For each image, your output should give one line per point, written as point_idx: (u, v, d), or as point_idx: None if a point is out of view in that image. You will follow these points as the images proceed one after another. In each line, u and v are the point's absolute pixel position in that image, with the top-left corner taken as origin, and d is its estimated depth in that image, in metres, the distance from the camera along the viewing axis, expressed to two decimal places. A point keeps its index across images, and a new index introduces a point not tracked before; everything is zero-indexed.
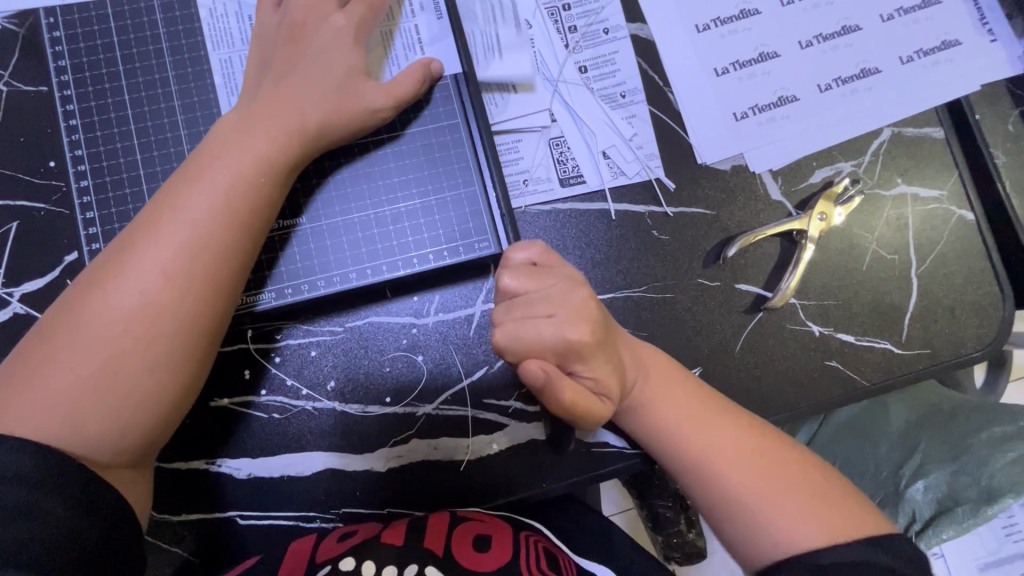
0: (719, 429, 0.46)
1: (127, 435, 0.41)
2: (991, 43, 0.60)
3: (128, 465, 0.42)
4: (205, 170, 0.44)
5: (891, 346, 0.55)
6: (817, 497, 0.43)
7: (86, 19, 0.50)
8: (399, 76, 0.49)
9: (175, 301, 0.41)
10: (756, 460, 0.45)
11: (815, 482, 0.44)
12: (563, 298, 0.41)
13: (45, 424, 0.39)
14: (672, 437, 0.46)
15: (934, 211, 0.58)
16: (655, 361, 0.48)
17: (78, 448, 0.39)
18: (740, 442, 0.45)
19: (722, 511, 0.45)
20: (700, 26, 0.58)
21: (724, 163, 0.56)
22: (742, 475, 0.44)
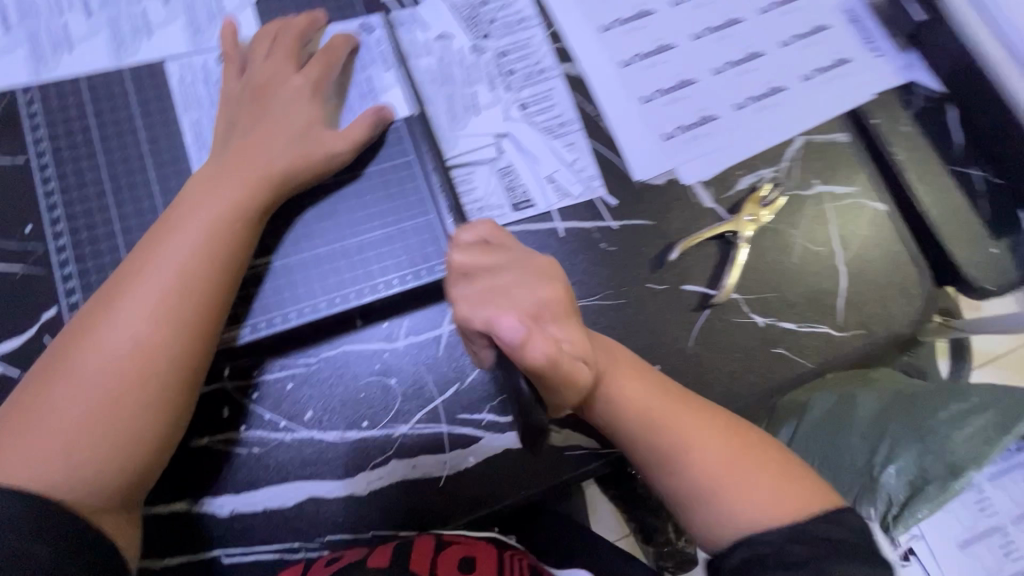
0: (683, 415, 0.49)
1: (120, 476, 0.42)
2: (877, 58, 0.69)
3: (119, 509, 0.43)
4: (185, 217, 0.47)
5: (829, 330, 0.60)
6: (774, 480, 0.46)
7: (61, 93, 0.54)
8: (355, 123, 0.55)
9: (164, 341, 0.44)
10: (724, 439, 0.48)
11: (772, 459, 0.48)
12: (526, 264, 0.44)
13: (39, 470, 0.40)
14: (644, 423, 0.48)
15: (851, 205, 0.64)
16: (618, 354, 0.51)
17: (70, 492, 0.40)
18: (702, 427, 0.48)
19: (696, 497, 0.47)
20: (623, 62, 0.65)
21: (658, 178, 0.62)
22: (712, 457, 0.47)
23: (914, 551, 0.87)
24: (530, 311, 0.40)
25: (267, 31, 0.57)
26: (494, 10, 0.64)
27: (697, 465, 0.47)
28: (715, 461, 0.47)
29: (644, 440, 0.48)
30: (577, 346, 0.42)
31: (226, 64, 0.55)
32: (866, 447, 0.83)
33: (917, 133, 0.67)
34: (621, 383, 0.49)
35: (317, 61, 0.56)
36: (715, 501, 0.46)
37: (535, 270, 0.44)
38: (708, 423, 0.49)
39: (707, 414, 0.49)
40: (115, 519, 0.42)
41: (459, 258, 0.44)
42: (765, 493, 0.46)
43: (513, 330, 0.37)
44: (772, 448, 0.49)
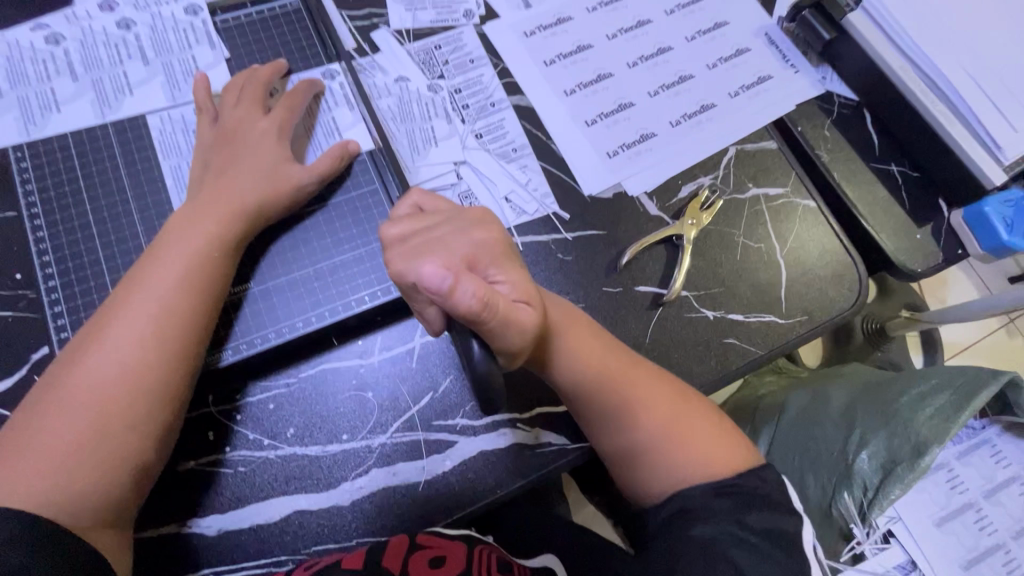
0: (636, 383, 0.53)
1: (110, 493, 0.45)
2: (795, 74, 0.76)
3: (113, 526, 0.46)
4: (167, 250, 0.51)
5: (775, 318, 0.65)
6: (708, 440, 0.53)
7: (49, 150, 0.59)
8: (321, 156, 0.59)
9: (149, 363, 0.47)
10: (666, 402, 0.54)
11: (709, 421, 0.55)
12: (461, 217, 0.44)
13: (35, 492, 0.43)
14: (602, 390, 0.53)
15: (784, 205, 0.70)
16: (576, 320, 0.54)
17: (65, 512, 0.43)
18: (652, 395, 0.54)
19: (642, 457, 0.53)
20: (567, 91, 0.71)
21: (606, 191, 0.68)
22: (655, 417, 0.53)
23: (894, 534, 0.89)
24: (466, 257, 0.41)
25: (235, 80, 0.61)
26: (447, 52, 0.71)
27: (643, 426, 0.53)
28: (658, 422, 0.53)
29: (598, 405, 0.53)
30: (517, 290, 0.42)
31: (200, 112, 0.60)
32: (841, 435, 0.87)
33: (838, 137, 0.75)
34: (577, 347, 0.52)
35: (281, 105, 0.61)
36: (653, 456, 0.53)
37: (465, 224, 0.44)
38: (654, 387, 0.54)
39: (651, 378, 0.55)
40: (108, 536, 0.45)
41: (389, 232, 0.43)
42: (697, 450, 0.52)
43: (439, 279, 0.35)
44: (710, 412, 0.55)
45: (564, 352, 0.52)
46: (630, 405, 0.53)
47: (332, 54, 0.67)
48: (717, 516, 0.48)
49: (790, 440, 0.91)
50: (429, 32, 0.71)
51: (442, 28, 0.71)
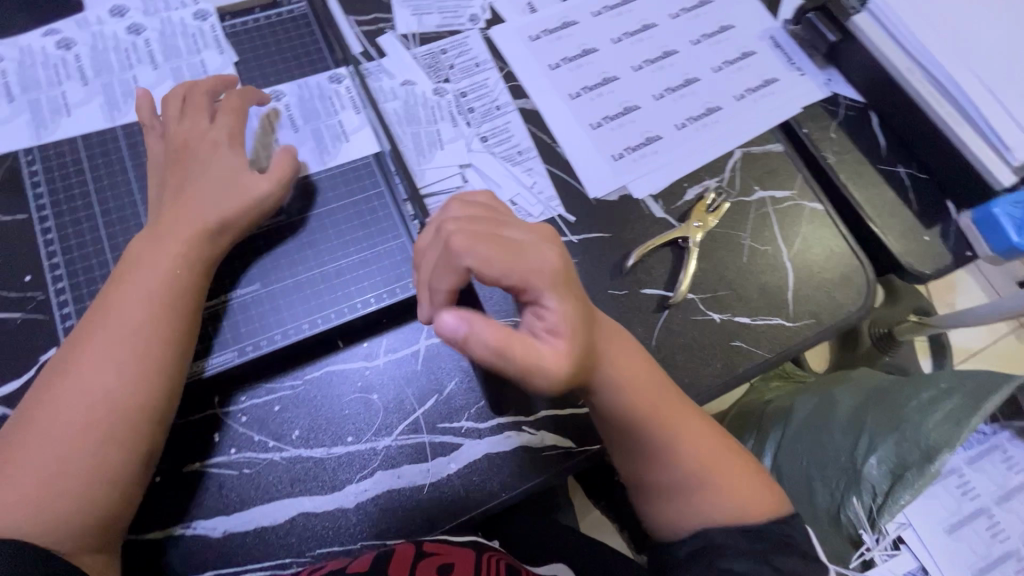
0: (676, 424, 0.52)
1: (89, 518, 0.45)
2: (801, 76, 0.76)
3: (94, 550, 0.46)
4: (135, 273, 0.51)
5: (782, 321, 0.65)
6: (741, 488, 0.53)
7: (60, 153, 0.59)
8: (275, 163, 0.57)
9: (123, 387, 0.47)
10: (700, 434, 0.53)
11: (741, 466, 0.54)
12: (533, 231, 0.45)
13: (12, 520, 0.43)
14: (642, 430, 0.51)
15: (791, 207, 0.70)
16: (626, 356, 0.51)
17: (45, 539, 0.43)
18: (691, 436, 0.53)
19: (671, 494, 0.53)
20: (572, 94, 0.72)
21: (612, 194, 0.68)
22: (687, 450, 0.53)
23: (903, 539, 0.87)
24: (524, 273, 0.41)
25: (176, 92, 0.59)
26: (452, 56, 0.71)
27: (676, 457, 0.52)
28: (691, 455, 0.52)
29: (635, 434, 0.51)
30: (564, 322, 0.42)
31: (147, 127, 0.58)
32: (848, 444, 0.86)
33: (844, 139, 0.74)
34: (623, 376, 0.50)
35: (228, 112, 0.58)
36: (678, 488, 0.53)
37: (532, 237, 0.44)
38: (694, 422, 0.53)
39: (688, 409, 0.54)
40: (92, 559, 0.45)
41: (449, 217, 0.45)
42: (726, 487, 0.52)
43: (453, 323, 0.40)
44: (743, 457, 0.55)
45: (609, 381, 0.49)
46: (668, 442, 0.52)
47: (339, 59, 0.67)
48: (741, 555, 0.48)
49: (796, 447, 0.91)
50: (435, 37, 0.71)
51: (449, 33, 0.72)
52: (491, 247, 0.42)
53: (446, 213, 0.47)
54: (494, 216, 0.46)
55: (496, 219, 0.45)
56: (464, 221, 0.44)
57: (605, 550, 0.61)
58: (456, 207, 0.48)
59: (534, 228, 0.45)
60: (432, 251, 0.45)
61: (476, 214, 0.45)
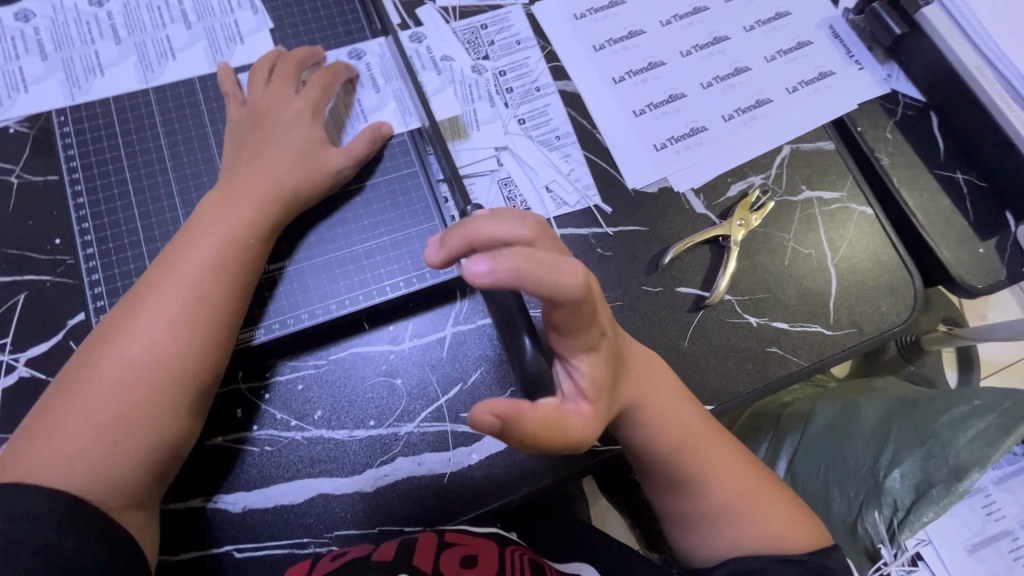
0: (707, 452, 0.52)
1: (141, 474, 0.45)
2: (859, 70, 0.72)
3: (138, 507, 0.45)
4: (201, 235, 0.50)
5: (822, 329, 0.62)
6: (774, 518, 0.52)
7: (92, 115, 0.58)
8: (354, 140, 0.58)
9: (181, 349, 0.47)
10: (730, 462, 0.53)
11: (774, 496, 0.54)
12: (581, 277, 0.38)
13: (66, 470, 0.43)
14: (675, 459, 0.51)
15: (839, 210, 0.67)
16: (660, 384, 0.50)
17: (97, 491, 0.43)
18: (722, 464, 0.52)
19: (703, 524, 0.53)
20: (616, 79, 0.68)
21: (651, 186, 0.65)
22: (717, 479, 0.52)
23: (922, 557, 0.86)
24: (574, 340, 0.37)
25: (263, 62, 0.59)
26: (493, 32, 0.68)
27: (706, 486, 0.52)
28: (721, 484, 0.52)
29: (666, 465, 0.51)
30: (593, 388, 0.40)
31: (225, 92, 0.58)
32: (870, 454, 0.83)
33: (900, 141, 0.70)
34: (655, 408, 0.49)
35: (313, 84, 0.58)
36: (707, 517, 0.52)
37: None
38: (725, 451, 0.53)
39: (716, 436, 0.53)
40: (136, 515, 0.45)
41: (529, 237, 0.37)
42: (754, 513, 0.52)
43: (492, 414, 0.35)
44: (773, 486, 0.54)
45: (641, 414, 0.49)
46: (700, 471, 0.52)
47: (377, 29, 0.65)
48: None
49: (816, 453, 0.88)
50: (476, 11, 0.68)
51: (490, 7, 0.69)
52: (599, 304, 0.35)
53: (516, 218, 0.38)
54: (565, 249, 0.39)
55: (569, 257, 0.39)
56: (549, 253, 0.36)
57: (622, 551, 0.60)
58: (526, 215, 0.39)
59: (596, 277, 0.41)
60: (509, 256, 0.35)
61: (555, 242, 0.38)
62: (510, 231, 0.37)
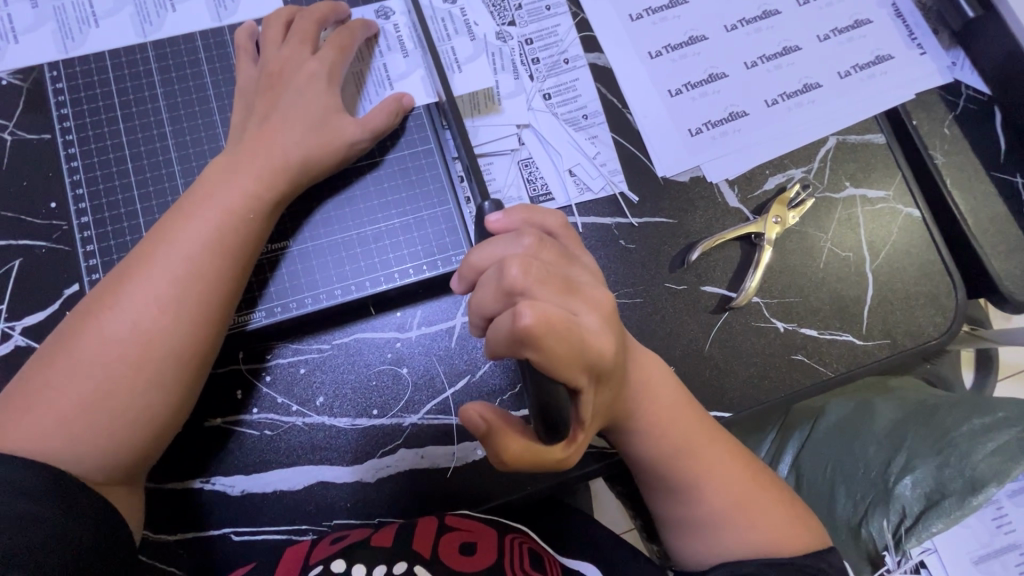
0: (702, 450, 0.49)
1: (122, 455, 0.43)
2: (920, 55, 0.65)
3: (119, 484, 0.44)
4: (200, 205, 0.47)
5: (853, 338, 0.59)
6: (771, 521, 0.49)
7: (87, 70, 0.54)
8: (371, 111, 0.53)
9: (167, 329, 0.44)
10: (732, 468, 0.50)
11: (774, 499, 0.50)
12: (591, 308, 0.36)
13: (40, 447, 0.41)
14: (666, 457, 0.48)
15: (883, 210, 0.62)
16: (655, 379, 0.47)
17: (74, 468, 0.42)
18: (718, 464, 0.49)
19: (697, 526, 0.49)
20: (652, 53, 0.63)
21: (682, 174, 0.60)
22: (716, 485, 0.49)
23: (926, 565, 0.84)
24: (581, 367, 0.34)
25: (280, 16, 0.54)
26: None
27: (696, 485, 0.49)
28: (721, 490, 0.49)
29: (661, 466, 0.49)
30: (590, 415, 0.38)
31: (239, 52, 0.54)
32: (881, 458, 0.77)
33: (958, 137, 0.64)
34: (652, 404, 0.47)
35: (332, 44, 0.54)
36: (702, 523, 0.49)
37: (598, 323, 0.36)
38: (722, 451, 0.50)
39: (720, 440, 0.50)
40: (118, 493, 0.44)
41: (511, 268, 0.35)
42: (757, 525, 0.48)
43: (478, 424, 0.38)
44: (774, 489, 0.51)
45: (635, 410, 0.47)
46: (693, 470, 0.49)
47: None
48: None
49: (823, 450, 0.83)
50: None
51: None
52: (561, 344, 0.33)
53: (506, 251, 0.38)
54: (562, 275, 0.36)
55: (563, 284, 0.36)
56: (529, 287, 0.35)
57: None
58: (517, 246, 0.38)
59: (597, 300, 0.37)
60: (488, 302, 0.36)
61: (543, 269, 0.36)
62: (493, 269, 0.36)
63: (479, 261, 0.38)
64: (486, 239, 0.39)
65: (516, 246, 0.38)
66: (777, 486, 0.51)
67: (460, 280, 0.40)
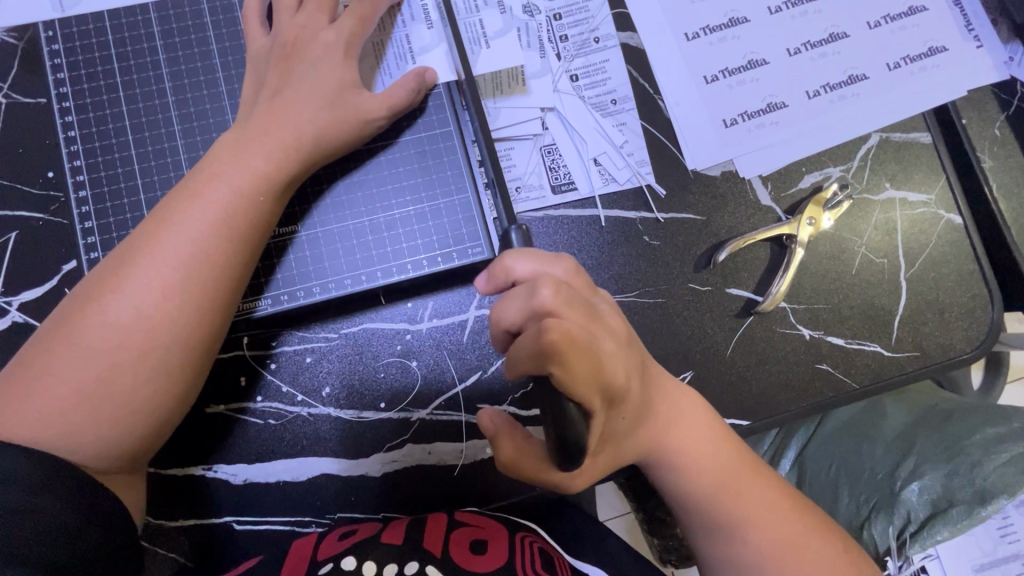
0: (733, 479, 0.47)
1: (123, 443, 0.42)
2: (977, 48, 0.60)
3: (117, 471, 0.43)
4: (206, 183, 0.44)
5: (881, 349, 0.56)
6: (813, 556, 0.45)
7: (84, 31, 0.51)
8: (390, 86, 0.50)
9: (173, 315, 0.42)
10: (779, 499, 0.47)
11: (818, 533, 0.46)
12: (610, 333, 0.36)
13: (40, 431, 0.40)
14: (692, 487, 0.46)
15: (923, 215, 0.58)
16: (680, 407, 0.46)
17: (74, 455, 0.40)
18: (752, 496, 0.46)
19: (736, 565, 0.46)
20: (689, 35, 0.58)
21: (713, 168, 0.57)
22: (767, 524, 0.46)
23: (926, 570, 0.84)
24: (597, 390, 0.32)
25: None
26: None
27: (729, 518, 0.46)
28: (763, 523, 0.45)
29: (690, 496, 0.46)
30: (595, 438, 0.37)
31: (248, 17, 0.50)
32: (888, 462, 0.73)
33: (1009, 139, 0.60)
34: (678, 436, 0.46)
35: (352, 12, 0.50)
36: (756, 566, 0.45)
37: (616, 350, 0.35)
38: (754, 482, 0.47)
39: (749, 468, 0.48)
40: (116, 480, 0.43)
41: (542, 288, 0.34)
42: (800, 561, 0.45)
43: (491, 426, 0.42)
44: (817, 523, 0.47)
45: (666, 447, 0.45)
46: (724, 503, 0.46)
47: None
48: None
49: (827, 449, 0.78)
50: None
51: None
52: (581, 366, 0.31)
53: (542, 273, 0.37)
54: (585, 301, 0.36)
55: (585, 309, 0.35)
56: (557, 308, 0.33)
57: None
58: (554, 271, 0.37)
59: (614, 328, 0.36)
60: (510, 313, 0.35)
61: (571, 293, 0.35)
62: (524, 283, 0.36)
63: (516, 271, 0.37)
64: (524, 249, 0.39)
65: (552, 268, 0.38)
66: (819, 522, 0.47)
67: (487, 279, 0.38)
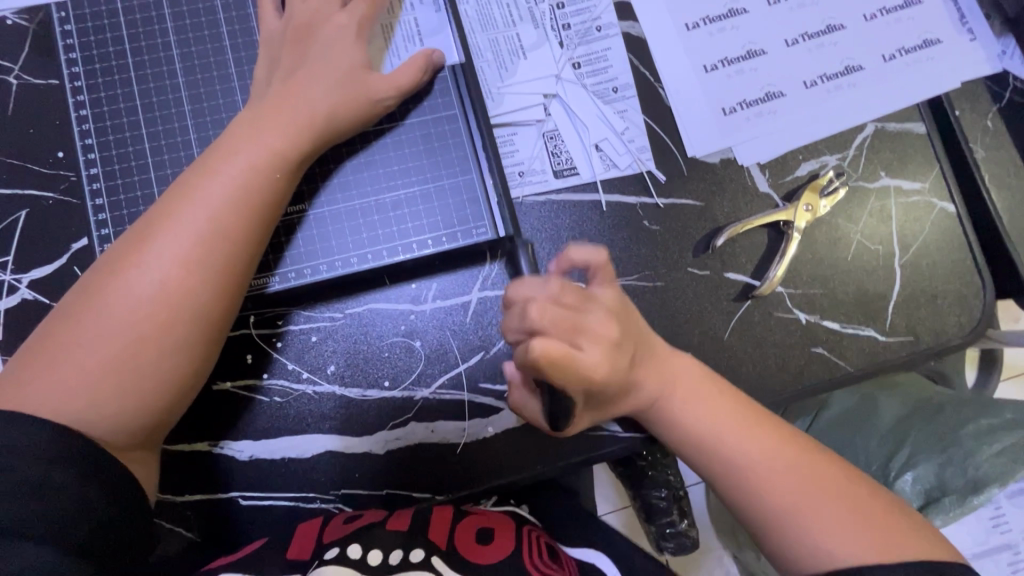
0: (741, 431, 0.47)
1: (143, 418, 0.42)
2: (971, 42, 0.62)
3: (135, 447, 0.43)
4: (221, 161, 0.45)
5: (875, 333, 0.57)
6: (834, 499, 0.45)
7: (96, 13, 0.52)
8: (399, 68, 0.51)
9: (192, 290, 0.43)
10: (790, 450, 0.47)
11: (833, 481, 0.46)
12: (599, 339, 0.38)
13: (63, 407, 0.40)
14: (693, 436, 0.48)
15: (916, 203, 0.59)
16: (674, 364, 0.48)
17: (94, 430, 0.41)
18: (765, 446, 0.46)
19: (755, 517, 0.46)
20: (689, 25, 0.60)
21: (712, 155, 0.58)
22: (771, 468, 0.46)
23: None
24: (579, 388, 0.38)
25: None
26: None
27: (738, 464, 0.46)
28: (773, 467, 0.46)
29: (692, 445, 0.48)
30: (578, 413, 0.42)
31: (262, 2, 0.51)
32: (883, 451, 0.74)
33: (1001, 131, 0.62)
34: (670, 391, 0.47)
35: None
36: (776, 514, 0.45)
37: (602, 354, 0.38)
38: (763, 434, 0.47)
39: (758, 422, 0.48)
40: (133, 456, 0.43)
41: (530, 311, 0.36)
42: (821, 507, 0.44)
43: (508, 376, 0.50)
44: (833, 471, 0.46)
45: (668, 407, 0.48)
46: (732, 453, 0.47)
47: None
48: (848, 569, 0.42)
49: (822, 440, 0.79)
50: None
51: None
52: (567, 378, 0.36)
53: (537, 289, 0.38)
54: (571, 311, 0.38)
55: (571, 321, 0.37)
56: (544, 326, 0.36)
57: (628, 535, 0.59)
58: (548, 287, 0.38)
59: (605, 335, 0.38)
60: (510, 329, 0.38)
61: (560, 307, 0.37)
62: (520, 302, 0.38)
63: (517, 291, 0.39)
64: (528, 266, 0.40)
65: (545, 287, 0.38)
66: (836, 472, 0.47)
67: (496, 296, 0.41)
